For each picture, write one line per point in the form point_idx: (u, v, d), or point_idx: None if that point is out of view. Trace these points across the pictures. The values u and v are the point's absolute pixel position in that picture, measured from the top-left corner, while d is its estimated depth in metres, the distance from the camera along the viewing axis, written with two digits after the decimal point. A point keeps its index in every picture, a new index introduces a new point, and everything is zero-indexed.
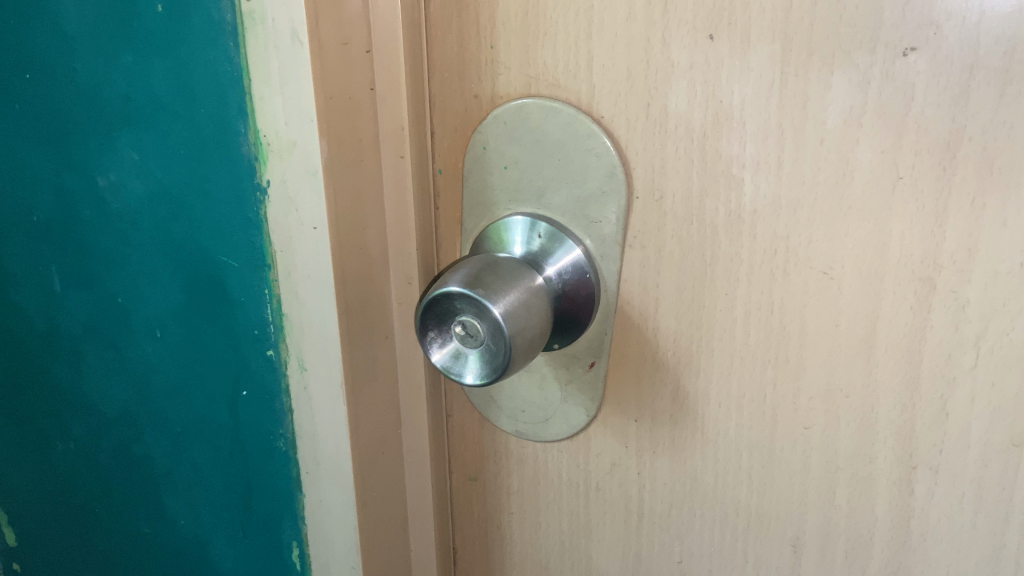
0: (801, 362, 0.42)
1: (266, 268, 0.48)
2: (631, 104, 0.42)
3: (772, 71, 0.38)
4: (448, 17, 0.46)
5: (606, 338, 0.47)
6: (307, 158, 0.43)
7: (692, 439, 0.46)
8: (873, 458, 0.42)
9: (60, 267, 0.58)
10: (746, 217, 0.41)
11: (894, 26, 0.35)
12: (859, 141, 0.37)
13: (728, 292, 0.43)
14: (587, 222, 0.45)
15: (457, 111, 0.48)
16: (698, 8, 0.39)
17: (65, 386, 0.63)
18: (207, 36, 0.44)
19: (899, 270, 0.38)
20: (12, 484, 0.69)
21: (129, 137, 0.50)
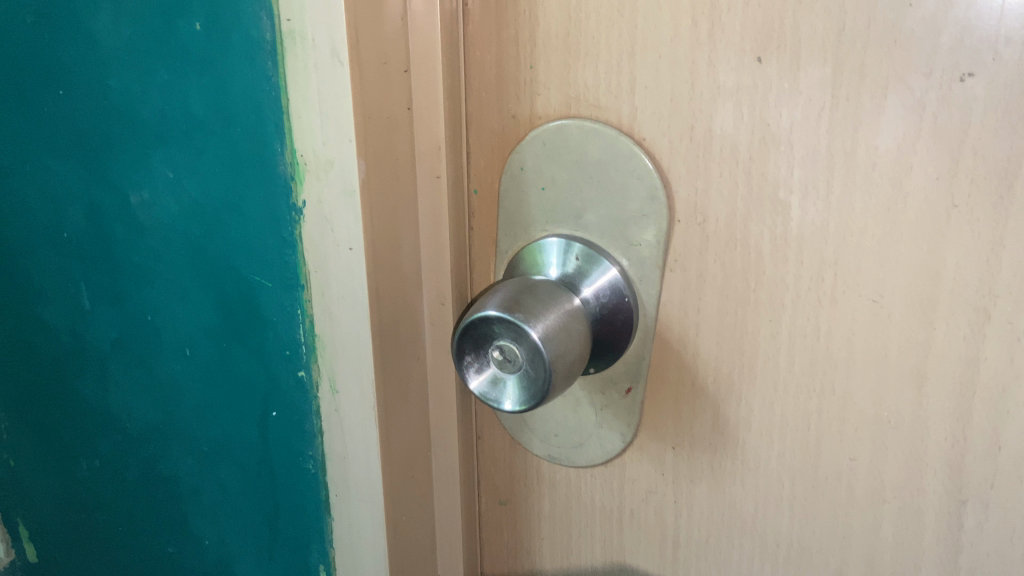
0: (847, 390, 0.41)
1: (300, 287, 0.47)
2: (674, 125, 0.41)
3: (822, 94, 0.37)
4: (487, 35, 0.45)
5: (643, 362, 0.46)
6: (344, 178, 0.42)
7: (732, 467, 0.45)
8: (921, 490, 0.40)
9: (90, 284, 0.58)
10: (792, 242, 0.40)
11: (950, 51, 0.34)
12: (913, 167, 0.36)
13: (772, 318, 0.42)
14: (626, 244, 0.44)
15: (494, 130, 0.47)
16: (746, 29, 0.38)
17: (92, 403, 0.62)
18: (246, 54, 0.43)
19: (952, 299, 0.37)
20: (38, 498, 0.69)
21: (164, 155, 0.50)
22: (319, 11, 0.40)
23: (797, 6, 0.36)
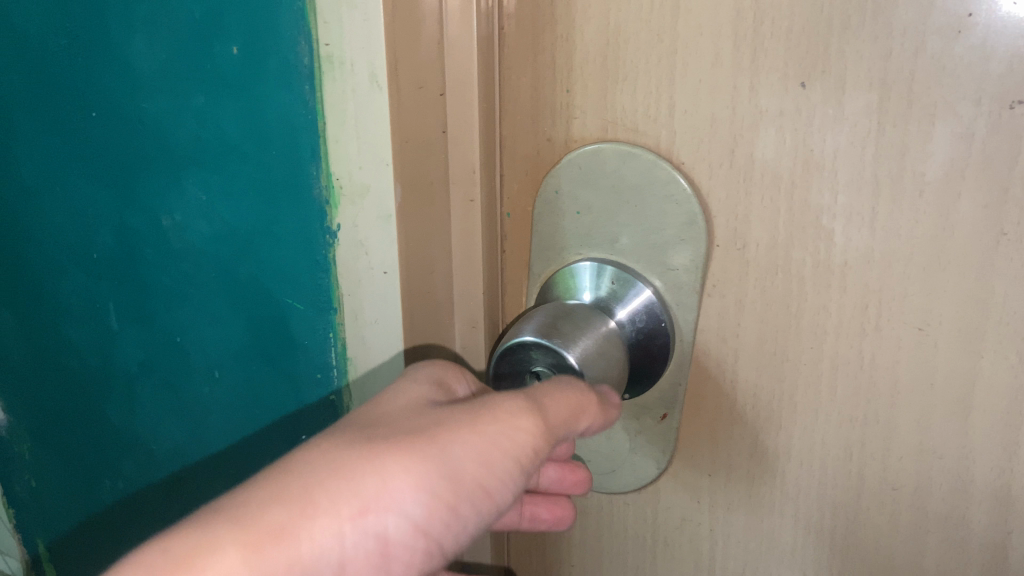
0: (891, 420, 0.40)
1: (333, 311, 0.47)
2: (713, 150, 0.41)
3: (867, 120, 0.36)
4: (522, 59, 0.45)
5: (679, 389, 0.46)
6: (380, 203, 0.43)
7: (770, 496, 0.45)
8: (966, 521, 0.39)
9: (118, 304, 0.60)
10: (835, 269, 0.39)
11: (1000, 78, 0.33)
12: (961, 194, 0.35)
13: (814, 346, 0.41)
14: (662, 268, 0.43)
15: (529, 153, 0.47)
16: (789, 55, 0.37)
17: (120, 424, 0.64)
18: (283, 79, 0.43)
19: (1001, 328, 0.36)
20: (70, 513, 0.71)
21: (197, 178, 0.50)
22: (358, 38, 0.40)
23: (842, 31, 0.36)
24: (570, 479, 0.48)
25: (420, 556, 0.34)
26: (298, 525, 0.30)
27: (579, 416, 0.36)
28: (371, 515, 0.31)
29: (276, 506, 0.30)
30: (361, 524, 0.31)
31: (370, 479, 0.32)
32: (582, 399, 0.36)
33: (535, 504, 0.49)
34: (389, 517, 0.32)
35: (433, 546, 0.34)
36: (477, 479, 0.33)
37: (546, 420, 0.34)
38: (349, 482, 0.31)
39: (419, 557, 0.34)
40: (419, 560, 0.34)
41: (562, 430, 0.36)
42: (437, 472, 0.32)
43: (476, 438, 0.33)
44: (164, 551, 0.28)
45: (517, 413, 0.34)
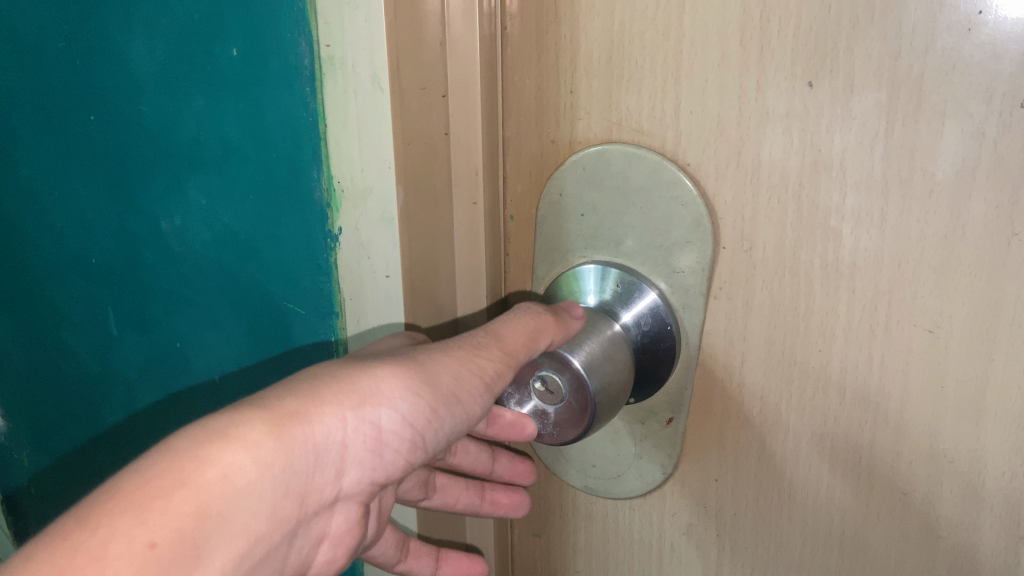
0: (901, 424, 0.39)
1: (335, 315, 0.47)
2: (720, 151, 0.40)
3: (877, 119, 0.36)
4: (526, 60, 0.45)
5: (686, 393, 0.45)
6: (383, 206, 0.42)
7: (778, 501, 0.44)
8: (978, 527, 0.38)
9: (117, 309, 0.59)
10: (844, 271, 0.39)
11: (1012, 76, 0.32)
12: (972, 194, 0.34)
13: (822, 348, 0.40)
14: (668, 270, 0.43)
15: (533, 155, 0.46)
16: (797, 54, 0.37)
17: (119, 430, 0.64)
18: (284, 81, 0.43)
19: (1013, 330, 0.35)
20: None
21: (196, 180, 0.50)
22: (360, 38, 0.39)
23: (851, 30, 0.35)
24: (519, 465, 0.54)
25: (406, 452, 0.39)
26: (309, 415, 0.35)
27: (539, 339, 0.40)
28: (368, 409, 0.37)
29: (290, 400, 0.35)
30: (358, 418, 0.37)
31: (355, 382, 0.37)
32: (539, 321, 0.40)
33: (494, 489, 0.53)
34: (381, 411, 0.37)
35: (418, 444, 0.39)
36: (453, 389, 0.38)
37: (506, 349, 0.39)
38: (347, 383, 0.37)
39: (405, 452, 0.39)
40: (405, 457, 0.39)
41: (524, 354, 0.40)
42: (420, 378, 0.38)
43: (451, 356, 0.39)
44: (200, 426, 0.32)
45: (482, 345, 0.39)
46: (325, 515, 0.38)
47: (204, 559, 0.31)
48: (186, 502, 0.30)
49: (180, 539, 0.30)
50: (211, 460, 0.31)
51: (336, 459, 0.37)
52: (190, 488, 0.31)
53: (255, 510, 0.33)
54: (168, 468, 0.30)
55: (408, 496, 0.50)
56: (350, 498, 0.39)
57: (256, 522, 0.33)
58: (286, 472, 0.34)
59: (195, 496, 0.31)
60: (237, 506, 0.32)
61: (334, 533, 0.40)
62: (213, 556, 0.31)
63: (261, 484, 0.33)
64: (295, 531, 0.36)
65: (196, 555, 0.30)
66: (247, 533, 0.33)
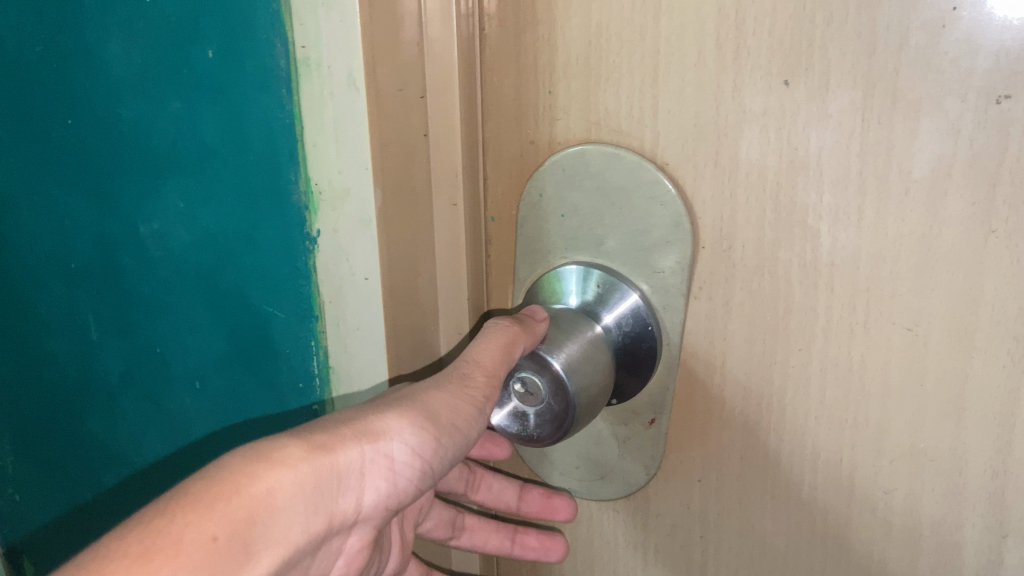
0: (883, 423, 0.39)
1: (314, 318, 0.47)
2: (699, 150, 0.40)
3: (853, 117, 0.36)
4: (505, 60, 0.44)
5: (668, 393, 0.45)
6: (362, 206, 0.42)
7: (762, 502, 0.44)
8: (961, 525, 0.38)
9: (98, 315, 0.59)
10: (823, 269, 0.38)
11: (987, 72, 0.33)
12: (949, 192, 0.34)
13: (803, 348, 0.40)
14: (649, 271, 0.43)
15: (513, 156, 0.46)
16: (773, 52, 0.37)
17: (102, 437, 0.64)
18: (260, 83, 0.43)
19: (992, 327, 0.35)
20: (52, 527, 0.71)
21: (174, 184, 0.50)
22: (336, 38, 0.39)
23: (826, 28, 0.35)
24: (549, 502, 0.51)
25: (415, 481, 0.40)
26: (335, 444, 0.36)
27: (512, 349, 0.40)
28: (381, 443, 0.38)
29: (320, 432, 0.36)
30: (374, 450, 0.37)
31: (373, 419, 0.38)
32: (509, 333, 0.40)
33: (527, 533, 0.52)
34: (393, 445, 0.38)
35: (427, 473, 0.40)
36: (453, 420, 0.39)
37: (487, 375, 0.39)
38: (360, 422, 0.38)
39: (416, 481, 0.40)
40: (416, 484, 0.40)
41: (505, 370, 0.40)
42: (421, 415, 0.38)
43: (443, 391, 0.39)
44: (249, 447, 0.34)
45: (469, 375, 0.40)
46: (343, 535, 0.39)
47: (252, 561, 0.32)
48: (242, 508, 0.32)
49: (236, 539, 0.32)
50: (258, 473, 0.33)
51: (356, 487, 0.38)
52: (244, 497, 0.32)
53: (292, 522, 0.34)
54: (220, 479, 0.32)
55: (434, 535, 0.53)
56: (365, 523, 0.40)
57: (293, 532, 0.35)
58: (315, 493, 0.35)
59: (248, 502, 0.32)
60: (279, 516, 0.34)
61: (349, 551, 0.41)
62: (260, 558, 0.33)
63: (296, 504, 0.34)
64: (318, 548, 0.38)
65: (248, 553, 0.32)
66: (284, 541, 0.34)
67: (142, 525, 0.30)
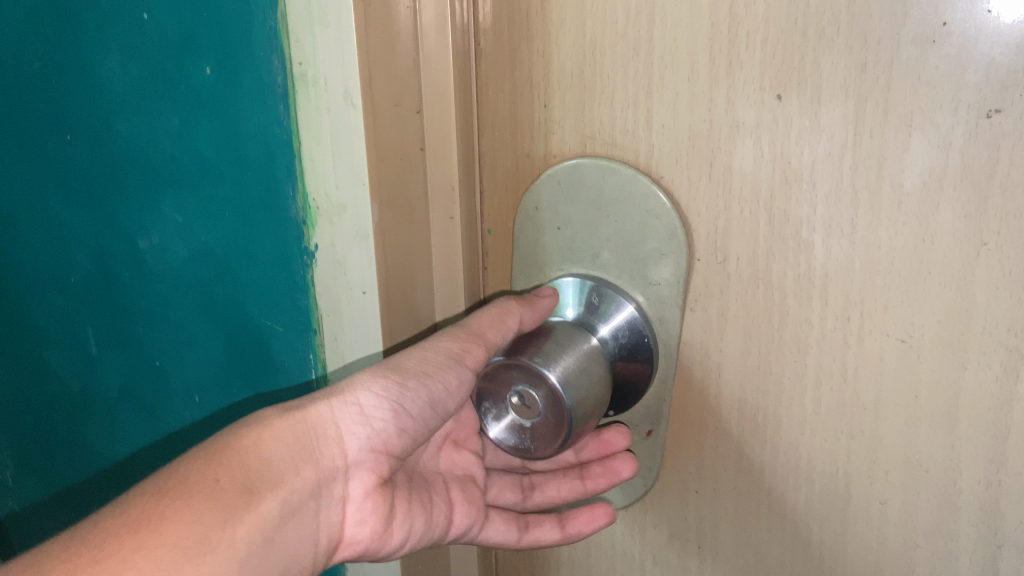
0: (877, 433, 0.39)
1: (312, 331, 0.47)
2: (692, 163, 0.40)
3: (844, 130, 0.36)
4: (500, 74, 0.45)
5: (664, 405, 0.45)
6: (358, 222, 0.42)
7: (758, 511, 0.44)
8: (955, 535, 0.38)
9: (96, 327, 0.59)
10: (816, 281, 0.39)
11: (977, 87, 0.33)
12: (940, 205, 0.35)
13: (797, 358, 0.40)
14: (644, 282, 0.43)
15: (508, 168, 0.47)
16: (765, 66, 0.37)
17: (101, 449, 0.64)
18: (257, 98, 0.43)
19: (984, 338, 0.35)
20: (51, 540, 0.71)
21: (172, 199, 0.50)
22: (332, 55, 0.39)
23: (817, 42, 0.36)
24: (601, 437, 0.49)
25: (395, 423, 0.43)
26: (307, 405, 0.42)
27: (506, 317, 0.43)
28: (346, 393, 0.42)
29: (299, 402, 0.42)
30: (349, 403, 0.42)
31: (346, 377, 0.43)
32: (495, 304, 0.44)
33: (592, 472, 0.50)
34: (361, 394, 0.42)
35: (402, 413, 0.43)
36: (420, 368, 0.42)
37: (466, 330, 0.43)
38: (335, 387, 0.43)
39: (393, 421, 0.43)
40: (396, 426, 0.43)
41: (491, 332, 0.43)
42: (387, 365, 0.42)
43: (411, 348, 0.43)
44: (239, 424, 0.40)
45: (444, 335, 0.44)
46: (340, 482, 0.42)
47: (256, 498, 0.37)
48: (237, 460, 0.38)
49: (237, 481, 0.37)
50: (244, 434, 0.39)
51: (337, 436, 0.42)
52: (236, 452, 0.38)
53: (285, 467, 0.39)
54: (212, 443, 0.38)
55: (505, 500, 0.53)
56: (361, 468, 0.43)
57: (292, 479, 0.39)
58: (296, 444, 0.40)
59: (238, 455, 0.38)
60: (272, 467, 0.39)
61: (356, 502, 0.43)
62: (264, 499, 0.38)
63: (283, 456, 0.40)
64: (318, 492, 0.41)
65: (252, 492, 0.37)
66: (285, 486, 0.39)
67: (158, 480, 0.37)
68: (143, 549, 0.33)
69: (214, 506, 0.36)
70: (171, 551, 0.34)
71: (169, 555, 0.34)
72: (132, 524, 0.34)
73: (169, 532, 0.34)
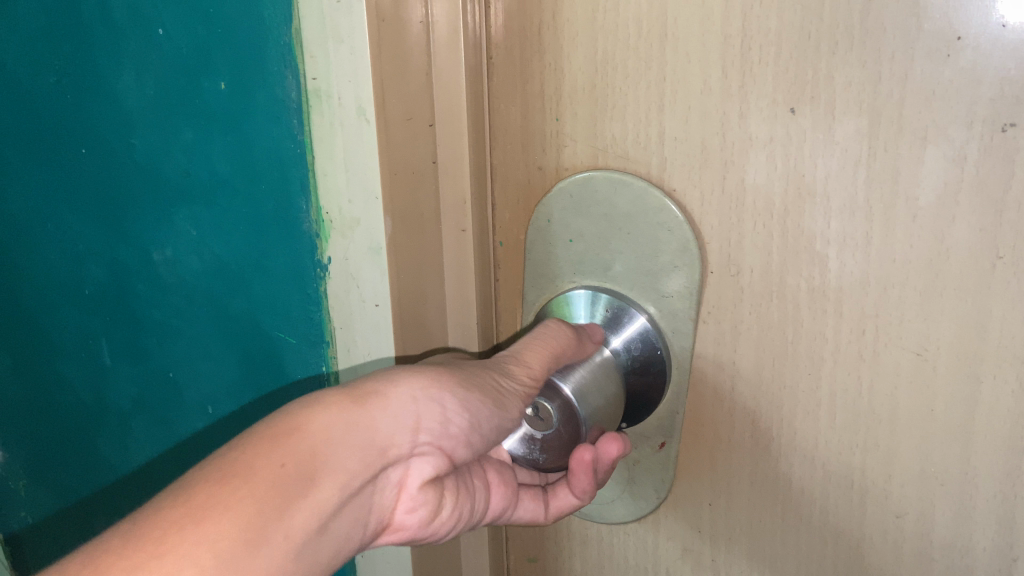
0: (892, 446, 0.39)
1: (324, 344, 0.47)
2: (705, 176, 0.40)
3: (858, 144, 0.36)
4: (512, 88, 0.45)
5: (677, 417, 0.45)
6: (371, 236, 0.42)
7: (772, 524, 0.44)
8: (970, 549, 0.38)
9: (110, 340, 0.60)
10: (830, 294, 0.39)
11: (991, 101, 0.33)
12: (955, 219, 0.35)
13: (811, 371, 0.40)
14: (657, 295, 0.43)
15: (520, 182, 0.47)
16: (778, 80, 0.37)
17: (114, 461, 0.64)
18: (271, 114, 0.43)
19: (1000, 352, 0.35)
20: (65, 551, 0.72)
21: (186, 213, 0.50)
22: (345, 72, 0.40)
23: (830, 57, 0.36)
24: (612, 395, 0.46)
25: (465, 435, 0.38)
26: (386, 388, 0.36)
27: (559, 357, 0.41)
28: (434, 391, 0.37)
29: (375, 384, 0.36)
30: (428, 396, 0.37)
31: (424, 373, 0.37)
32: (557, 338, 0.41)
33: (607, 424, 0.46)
34: (449, 397, 0.37)
35: (477, 429, 0.39)
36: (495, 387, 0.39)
37: (531, 376, 0.40)
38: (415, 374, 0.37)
39: (468, 431, 0.38)
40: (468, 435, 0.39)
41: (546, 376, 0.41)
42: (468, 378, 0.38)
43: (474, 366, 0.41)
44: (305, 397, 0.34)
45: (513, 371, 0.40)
46: (400, 468, 0.37)
47: (316, 488, 0.33)
48: (302, 445, 0.33)
49: (301, 468, 0.32)
50: (312, 414, 0.33)
51: (410, 427, 0.37)
52: (302, 434, 0.33)
53: (349, 452, 0.34)
54: (271, 418, 0.33)
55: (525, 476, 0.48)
56: (423, 459, 0.38)
57: (353, 466, 0.34)
58: (364, 435, 0.35)
59: (303, 436, 0.33)
60: (336, 450, 0.34)
61: (409, 491, 0.38)
62: (323, 485, 0.33)
63: (347, 446, 0.34)
64: (377, 477, 0.36)
65: (313, 479, 0.33)
66: (346, 474, 0.34)
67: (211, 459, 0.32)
68: (201, 546, 0.29)
69: (277, 496, 0.31)
70: (227, 549, 0.29)
71: (229, 552, 0.29)
72: (193, 515, 0.29)
73: (222, 526, 0.30)
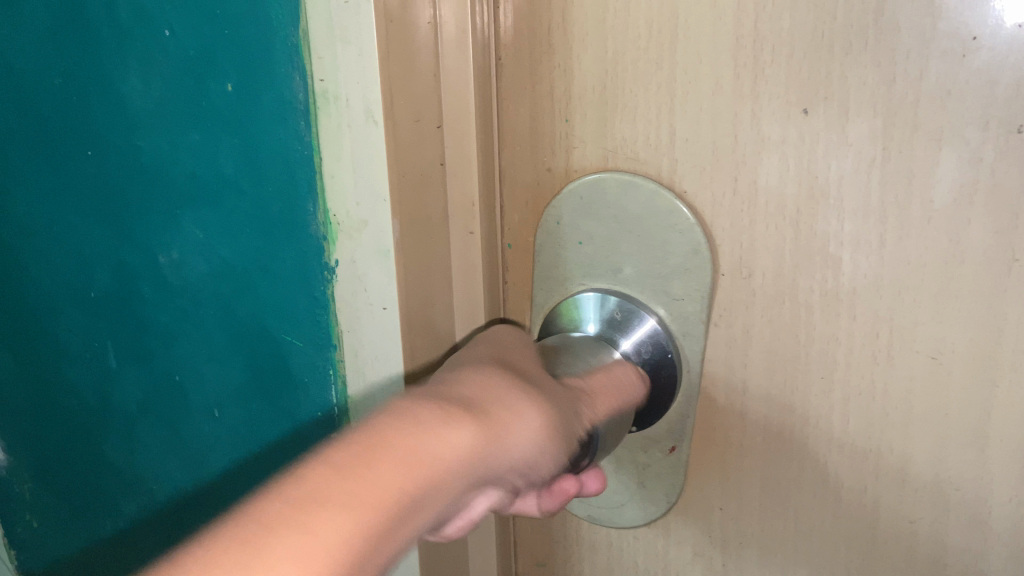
0: (906, 451, 0.39)
1: (331, 347, 0.47)
2: (716, 178, 0.40)
3: (872, 145, 0.36)
4: (522, 89, 0.44)
5: (688, 422, 0.44)
6: (378, 238, 0.42)
7: (785, 530, 0.43)
8: (986, 555, 0.38)
9: (116, 343, 0.59)
10: (844, 297, 0.38)
11: (1008, 102, 0.32)
12: (970, 221, 0.34)
13: (824, 375, 0.40)
14: (668, 298, 0.43)
15: (529, 183, 0.46)
16: (791, 81, 0.37)
17: (119, 464, 0.64)
18: (278, 116, 0.43)
19: (1016, 356, 0.35)
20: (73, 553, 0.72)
21: (193, 215, 0.50)
22: (353, 73, 0.39)
23: (844, 57, 0.35)
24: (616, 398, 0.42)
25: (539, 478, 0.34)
26: (511, 420, 0.32)
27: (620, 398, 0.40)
28: (551, 437, 0.33)
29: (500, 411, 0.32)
30: (546, 433, 0.33)
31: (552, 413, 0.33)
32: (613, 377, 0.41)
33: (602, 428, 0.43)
34: (556, 448, 0.33)
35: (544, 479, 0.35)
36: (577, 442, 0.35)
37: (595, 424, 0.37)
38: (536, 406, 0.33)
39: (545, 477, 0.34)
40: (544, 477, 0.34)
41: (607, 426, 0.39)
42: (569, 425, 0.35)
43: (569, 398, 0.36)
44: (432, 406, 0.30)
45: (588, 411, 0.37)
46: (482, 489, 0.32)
47: (418, 514, 0.28)
48: (423, 466, 0.28)
49: (419, 492, 0.28)
50: (438, 432, 0.29)
51: (515, 467, 0.32)
52: (425, 453, 0.28)
53: (460, 480, 0.29)
54: (390, 428, 0.29)
55: None
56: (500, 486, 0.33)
57: (454, 492, 0.30)
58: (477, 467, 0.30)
59: (428, 457, 0.28)
60: (451, 476, 0.29)
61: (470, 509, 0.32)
62: (427, 509, 0.29)
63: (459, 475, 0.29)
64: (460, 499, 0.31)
65: (421, 504, 0.28)
66: (447, 499, 0.29)
67: (326, 456, 0.27)
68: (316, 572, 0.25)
69: (391, 521, 0.27)
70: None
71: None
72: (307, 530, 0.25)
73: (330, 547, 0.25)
